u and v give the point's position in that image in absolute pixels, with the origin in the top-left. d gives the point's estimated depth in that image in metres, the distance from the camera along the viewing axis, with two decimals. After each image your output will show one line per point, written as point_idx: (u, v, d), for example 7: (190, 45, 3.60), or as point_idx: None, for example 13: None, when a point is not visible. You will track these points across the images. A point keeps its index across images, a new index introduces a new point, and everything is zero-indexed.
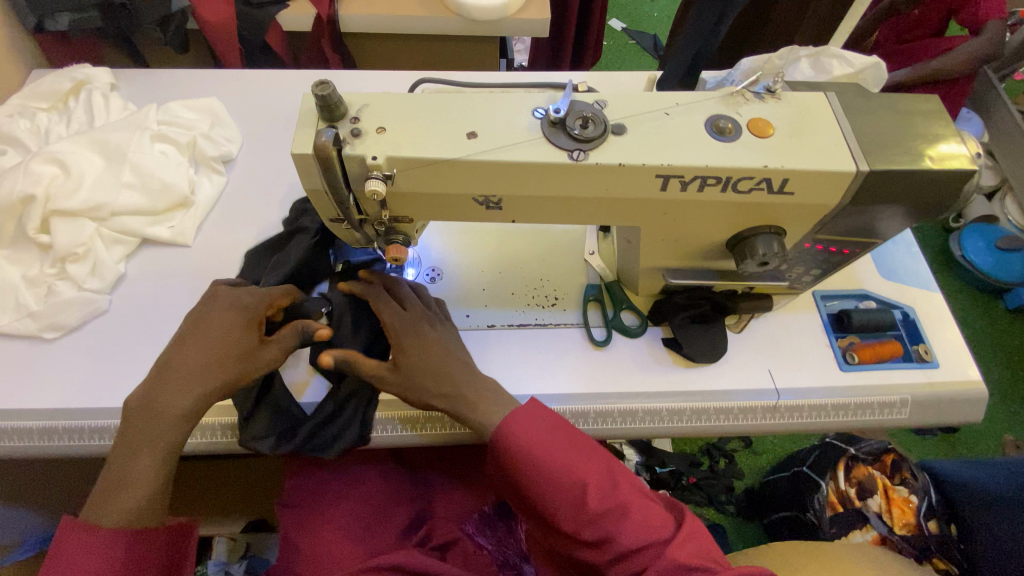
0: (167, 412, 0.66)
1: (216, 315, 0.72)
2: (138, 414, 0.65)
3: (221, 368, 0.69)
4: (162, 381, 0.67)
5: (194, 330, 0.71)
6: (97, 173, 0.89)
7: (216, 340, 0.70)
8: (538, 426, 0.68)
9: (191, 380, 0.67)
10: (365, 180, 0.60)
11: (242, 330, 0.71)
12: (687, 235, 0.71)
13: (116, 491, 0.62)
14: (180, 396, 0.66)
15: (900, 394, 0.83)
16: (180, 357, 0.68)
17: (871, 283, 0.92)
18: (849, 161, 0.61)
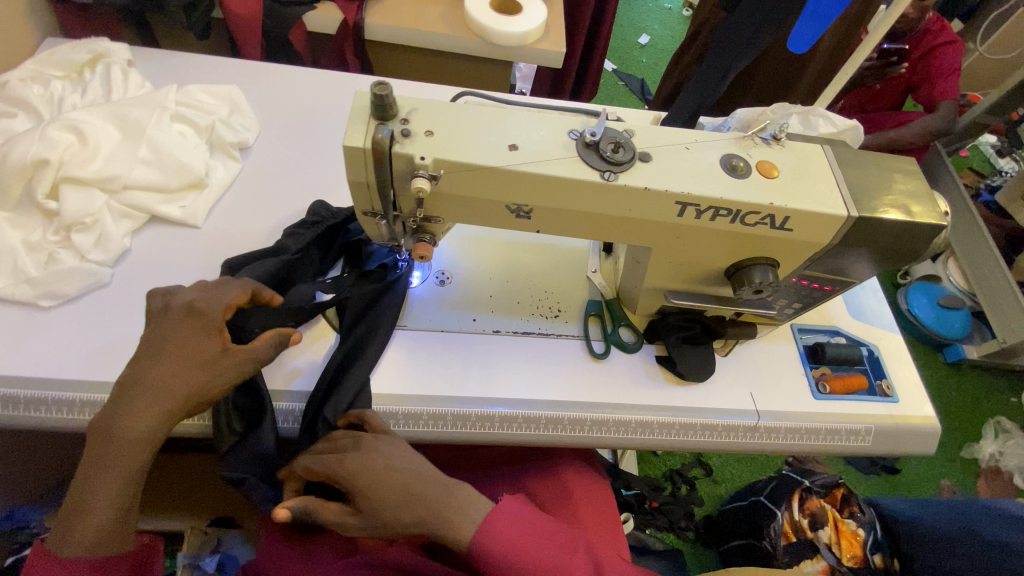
0: (126, 441, 0.60)
1: (176, 331, 0.62)
2: (96, 439, 0.60)
3: (178, 390, 0.61)
4: (119, 401, 0.60)
5: (146, 344, 0.62)
6: (113, 146, 0.88)
7: (170, 359, 0.61)
8: (516, 529, 0.69)
9: (148, 406, 0.60)
10: (410, 178, 0.63)
11: (200, 345, 0.63)
12: (692, 259, 0.78)
13: (75, 517, 0.59)
14: (134, 426, 0.60)
15: (864, 423, 0.91)
16: (133, 378, 0.61)
17: (841, 321, 1.01)
18: (841, 207, 0.69)
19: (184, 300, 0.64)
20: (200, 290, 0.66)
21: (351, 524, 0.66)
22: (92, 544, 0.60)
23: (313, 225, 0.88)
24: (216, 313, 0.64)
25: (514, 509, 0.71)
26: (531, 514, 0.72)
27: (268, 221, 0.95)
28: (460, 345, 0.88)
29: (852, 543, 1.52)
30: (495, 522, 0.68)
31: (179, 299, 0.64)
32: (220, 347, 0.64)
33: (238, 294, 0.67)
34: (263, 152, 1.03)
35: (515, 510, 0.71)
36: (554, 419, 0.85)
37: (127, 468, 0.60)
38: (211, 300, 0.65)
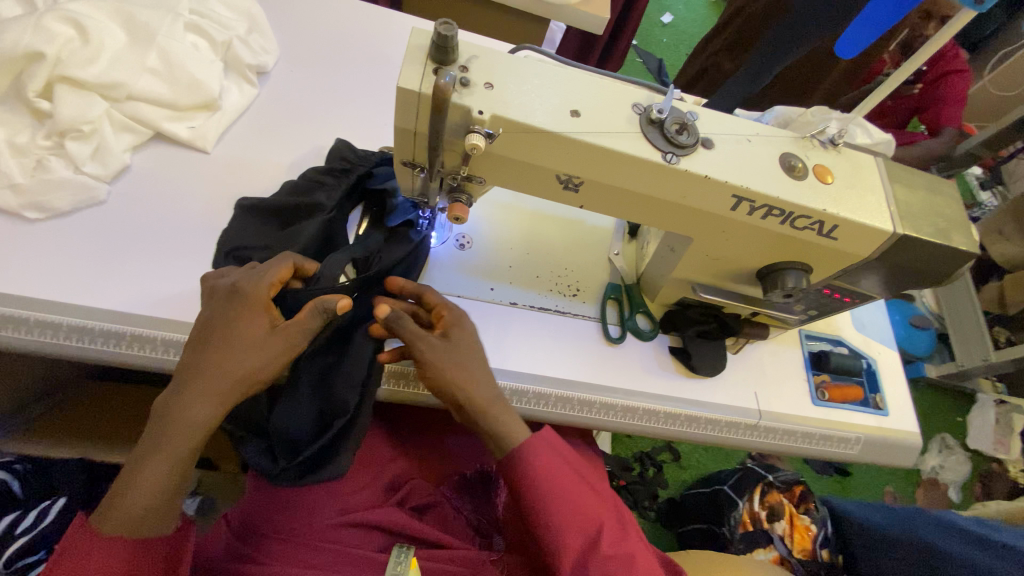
0: (181, 424, 0.58)
1: (230, 313, 0.61)
2: (153, 419, 0.59)
3: (231, 371, 0.59)
4: (178, 384, 0.59)
5: (202, 326, 0.61)
6: (119, 49, 0.79)
7: (224, 340, 0.60)
8: (556, 458, 0.72)
9: (202, 386, 0.58)
10: (464, 131, 0.59)
11: (249, 324, 0.60)
12: (729, 255, 0.76)
13: (119, 497, 0.56)
14: (189, 406, 0.58)
15: (856, 433, 0.93)
16: (190, 361, 0.60)
17: (845, 332, 1.03)
18: (889, 222, 0.68)
19: (232, 282, 0.63)
20: (244, 272, 0.64)
21: (429, 342, 0.70)
22: (132, 525, 0.57)
23: (342, 171, 0.83)
24: (260, 293, 0.62)
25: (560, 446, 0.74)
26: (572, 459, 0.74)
27: (283, 156, 0.88)
28: (475, 313, 0.85)
29: (803, 537, 1.59)
30: (543, 452, 0.71)
31: (226, 283, 0.63)
32: (266, 326, 0.61)
33: (281, 274, 0.64)
34: (281, 80, 0.95)
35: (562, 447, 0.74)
36: (564, 399, 0.84)
37: (181, 448, 0.58)
38: (257, 279, 0.63)
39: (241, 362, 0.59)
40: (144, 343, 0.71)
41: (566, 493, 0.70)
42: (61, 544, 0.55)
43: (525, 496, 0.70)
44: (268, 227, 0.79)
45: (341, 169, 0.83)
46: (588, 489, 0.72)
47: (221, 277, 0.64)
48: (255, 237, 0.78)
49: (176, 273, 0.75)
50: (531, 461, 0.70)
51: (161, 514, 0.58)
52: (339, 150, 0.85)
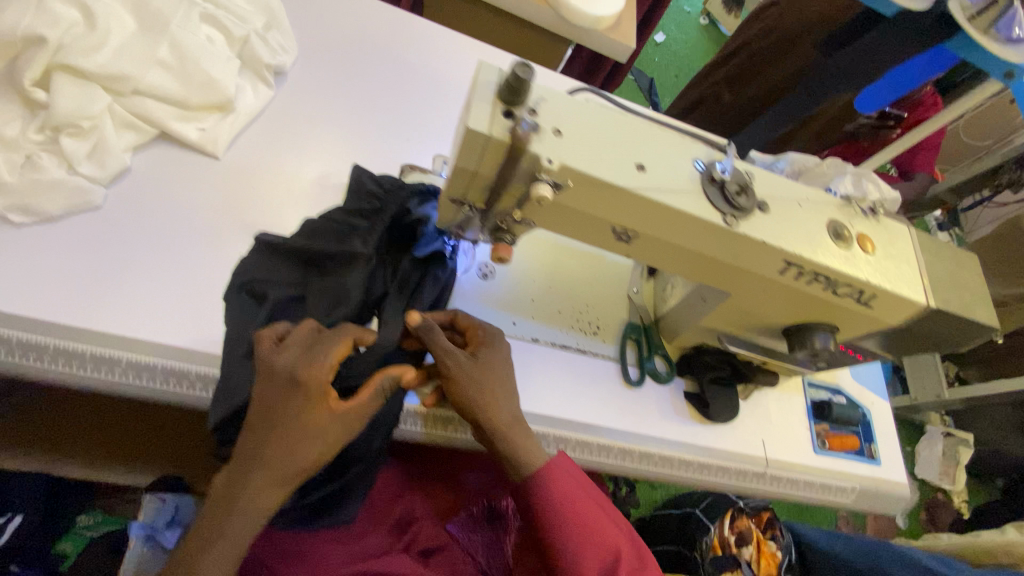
0: (246, 512, 0.57)
1: (288, 399, 0.59)
2: (215, 505, 0.57)
3: (296, 461, 0.58)
4: (238, 471, 0.57)
5: (261, 413, 0.59)
6: (127, 38, 0.72)
7: (287, 429, 0.58)
8: (569, 479, 0.71)
9: (267, 475, 0.57)
10: (529, 178, 0.56)
11: (312, 413, 0.59)
12: (761, 312, 0.76)
13: None
14: (254, 498, 0.57)
15: (852, 482, 0.96)
16: (249, 447, 0.58)
17: (843, 380, 1.06)
18: (922, 295, 0.70)
19: (288, 366, 0.59)
20: (298, 353, 0.60)
21: (460, 357, 0.70)
22: None
23: (373, 211, 0.76)
24: (320, 381, 0.59)
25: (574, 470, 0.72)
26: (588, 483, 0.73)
27: (301, 168, 0.82)
28: None
29: (770, 563, 1.61)
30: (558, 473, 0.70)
31: (281, 367, 0.59)
32: (328, 411, 0.60)
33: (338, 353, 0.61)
34: (299, 82, 0.88)
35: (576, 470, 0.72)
36: (584, 443, 0.84)
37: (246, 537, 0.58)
38: (314, 364, 0.59)
39: (306, 453, 0.59)
40: (140, 371, 0.65)
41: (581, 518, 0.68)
42: None
43: (540, 522, 0.69)
44: (298, 271, 0.73)
45: (372, 208, 0.76)
46: (603, 514, 0.71)
47: (273, 358, 0.60)
48: (284, 286, 0.71)
49: (179, 294, 0.68)
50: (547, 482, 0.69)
51: None
52: (366, 183, 0.78)
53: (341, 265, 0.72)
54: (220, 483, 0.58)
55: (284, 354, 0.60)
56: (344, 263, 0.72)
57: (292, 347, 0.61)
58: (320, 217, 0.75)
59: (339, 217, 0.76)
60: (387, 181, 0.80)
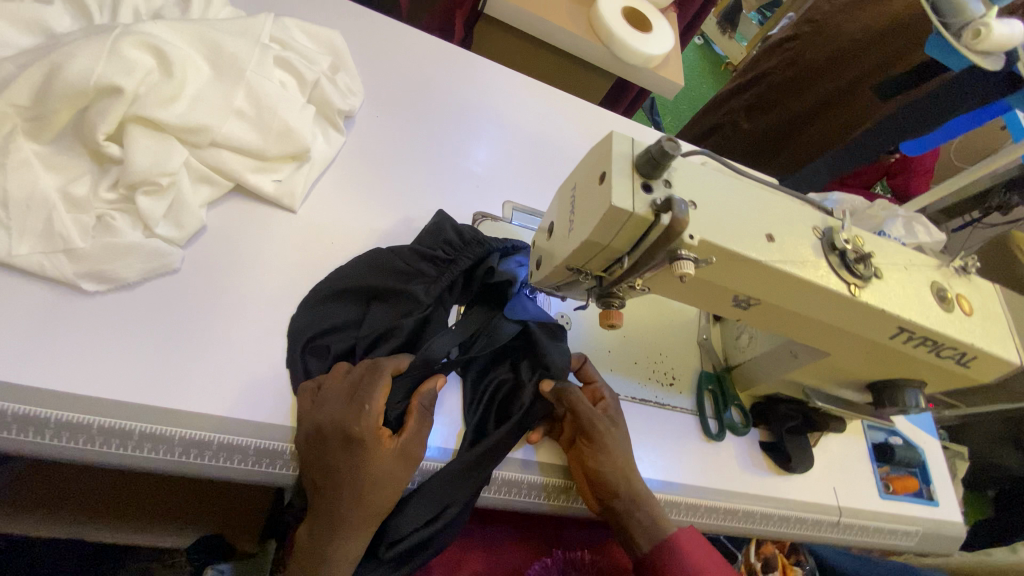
0: (334, 564, 0.57)
1: (344, 452, 0.56)
2: (300, 558, 0.58)
3: (368, 509, 0.57)
4: (316, 527, 0.57)
5: (318, 468, 0.57)
6: (203, 85, 0.67)
7: (352, 483, 0.56)
8: (699, 549, 0.71)
9: (345, 528, 0.56)
10: (664, 252, 0.54)
11: (372, 460, 0.57)
12: (854, 369, 0.76)
13: None
14: (339, 547, 0.57)
15: (916, 526, 0.97)
16: (321, 501, 0.57)
17: (898, 421, 1.07)
18: (1017, 356, 0.70)
19: (338, 425, 0.56)
20: (341, 404, 0.58)
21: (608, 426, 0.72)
22: None
23: (445, 261, 0.73)
24: (369, 432, 0.57)
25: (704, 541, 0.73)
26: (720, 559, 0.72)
27: (377, 219, 0.78)
28: None
29: None
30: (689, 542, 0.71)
31: (326, 421, 0.57)
32: (384, 460, 0.57)
33: (380, 398, 0.58)
34: (368, 125, 0.84)
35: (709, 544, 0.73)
36: (673, 502, 0.80)
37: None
38: (364, 415, 0.57)
39: (375, 502, 0.57)
40: (233, 453, 0.59)
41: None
42: None
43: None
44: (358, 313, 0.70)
45: (445, 257, 0.73)
46: None
47: (316, 412, 0.58)
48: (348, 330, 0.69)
49: (271, 365, 0.63)
50: (679, 549, 0.70)
51: None
52: (446, 230, 0.75)
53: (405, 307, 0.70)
54: (304, 534, 0.58)
55: (324, 408, 0.58)
56: (406, 303, 0.70)
57: (331, 397, 0.59)
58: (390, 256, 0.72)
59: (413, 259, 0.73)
60: (466, 231, 0.76)
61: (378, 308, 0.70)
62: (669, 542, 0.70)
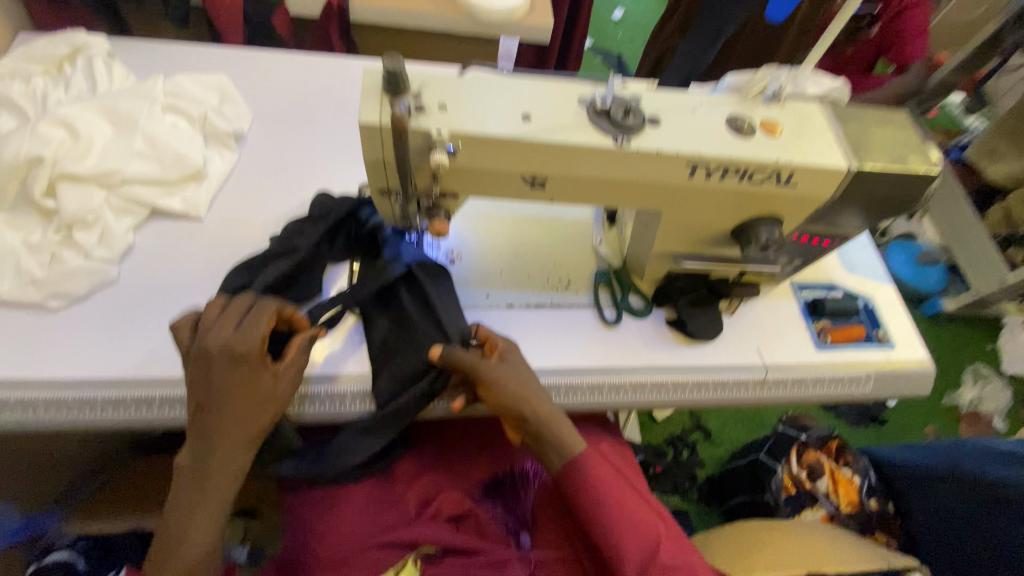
0: (220, 474, 0.70)
1: (225, 372, 0.69)
2: (189, 476, 0.70)
3: (250, 422, 0.70)
4: (199, 442, 0.70)
5: (209, 388, 0.69)
6: (107, 141, 0.87)
7: (234, 396, 0.69)
8: (604, 470, 0.81)
9: (228, 440, 0.70)
10: (427, 152, 0.63)
11: (254, 378, 0.70)
12: (702, 220, 0.79)
13: (177, 545, 0.68)
14: (224, 460, 0.70)
15: (865, 369, 0.95)
16: (208, 420, 0.69)
17: (837, 275, 1.06)
18: (842, 160, 0.71)
19: (223, 346, 0.69)
20: (226, 332, 0.70)
21: (496, 367, 0.78)
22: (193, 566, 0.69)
23: (320, 220, 0.88)
24: (254, 352, 0.69)
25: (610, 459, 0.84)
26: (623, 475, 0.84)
27: (274, 209, 0.94)
28: (476, 322, 0.88)
29: (849, 491, 1.51)
30: (598, 464, 0.81)
31: (214, 348, 0.69)
32: (267, 376, 0.71)
33: (263, 324, 0.71)
34: (258, 140, 1.01)
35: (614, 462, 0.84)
36: (574, 386, 0.87)
37: (224, 493, 0.71)
38: (248, 338, 0.69)
39: (255, 416, 0.71)
40: (173, 403, 0.77)
41: (623, 508, 0.79)
42: None
43: (580, 505, 0.80)
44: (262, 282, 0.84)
45: (319, 218, 0.89)
46: (636, 499, 0.81)
47: (206, 340, 0.69)
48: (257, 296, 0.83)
49: None
50: (589, 472, 0.80)
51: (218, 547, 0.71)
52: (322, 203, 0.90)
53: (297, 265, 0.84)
54: (186, 458, 0.70)
55: (213, 335, 0.69)
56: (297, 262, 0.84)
57: (218, 327, 0.70)
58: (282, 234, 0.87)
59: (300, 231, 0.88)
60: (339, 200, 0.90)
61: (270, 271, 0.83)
62: (576, 460, 0.79)
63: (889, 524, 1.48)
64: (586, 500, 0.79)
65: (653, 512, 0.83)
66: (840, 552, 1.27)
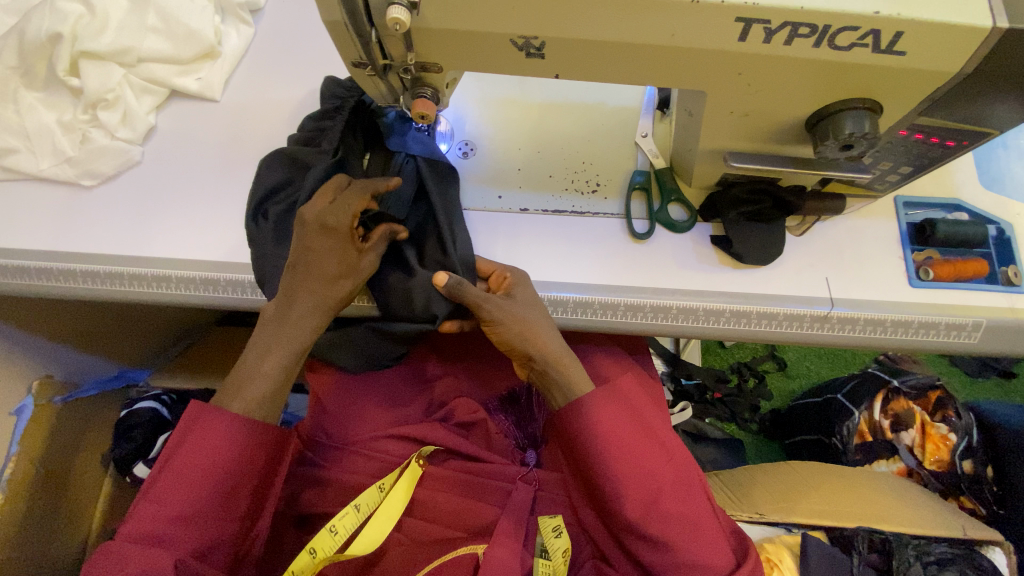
0: (297, 325, 0.68)
1: (321, 240, 0.68)
2: (268, 322, 0.69)
3: (333, 283, 0.69)
4: (285, 292, 0.68)
5: (296, 250, 0.69)
6: (123, 15, 0.85)
7: (323, 260, 0.68)
8: (612, 413, 0.70)
9: (308, 296, 0.68)
10: (386, 10, 0.53)
11: (344, 253, 0.69)
12: (761, 108, 0.61)
13: (246, 380, 0.67)
14: (301, 317, 0.68)
15: (972, 317, 0.73)
16: (299, 277, 0.68)
17: (967, 193, 0.81)
18: (978, 16, 0.50)
19: (319, 218, 0.68)
20: (324, 203, 0.69)
21: (496, 300, 0.69)
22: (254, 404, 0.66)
23: (336, 109, 0.82)
24: (344, 223, 0.68)
25: (625, 392, 0.72)
26: (640, 407, 0.72)
27: (287, 92, 0.90)
28: (485, 225, 0.80)
29: (939, 449, 1.29)
30: (600, 401, 0.69)
31: (311, 216, 0.68)
32: (351, 251, 0.70)
33: (360, 202, 0.69)
34: (275, 15, 0.95)
35: (631, 393, 0.72)
36: (584, 304, 0.75)
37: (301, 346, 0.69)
38: (341, 212, 0.68)
39: (333, 279, 0.69)
40: (188, 283, 0.78)
41: (630, 454, 0.68)
42: (187, 420, 0.64)
43: (580, 448, 0.70)
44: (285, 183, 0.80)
45: (335, 107, 0.82)
46: (650, 444, 0.70)
47: (304, 210, 0.69)
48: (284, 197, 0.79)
49: (205, 220, 0.81)
50: (588, 406, 0.69)
51: (274, 398, 0.68)
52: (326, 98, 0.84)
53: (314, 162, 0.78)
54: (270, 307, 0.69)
55: (313, 206, 0.69)
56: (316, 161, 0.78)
57: (316, 198, 0.70)
58: (298, 137, 0.83)
59: (312, 128, 0.83)
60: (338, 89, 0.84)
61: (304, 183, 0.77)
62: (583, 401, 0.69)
63: (980, 490, 1.27)
64: (585, 435, 0.69)
65: (670, 449, 0.72)
66: (902, 510, 1.12)
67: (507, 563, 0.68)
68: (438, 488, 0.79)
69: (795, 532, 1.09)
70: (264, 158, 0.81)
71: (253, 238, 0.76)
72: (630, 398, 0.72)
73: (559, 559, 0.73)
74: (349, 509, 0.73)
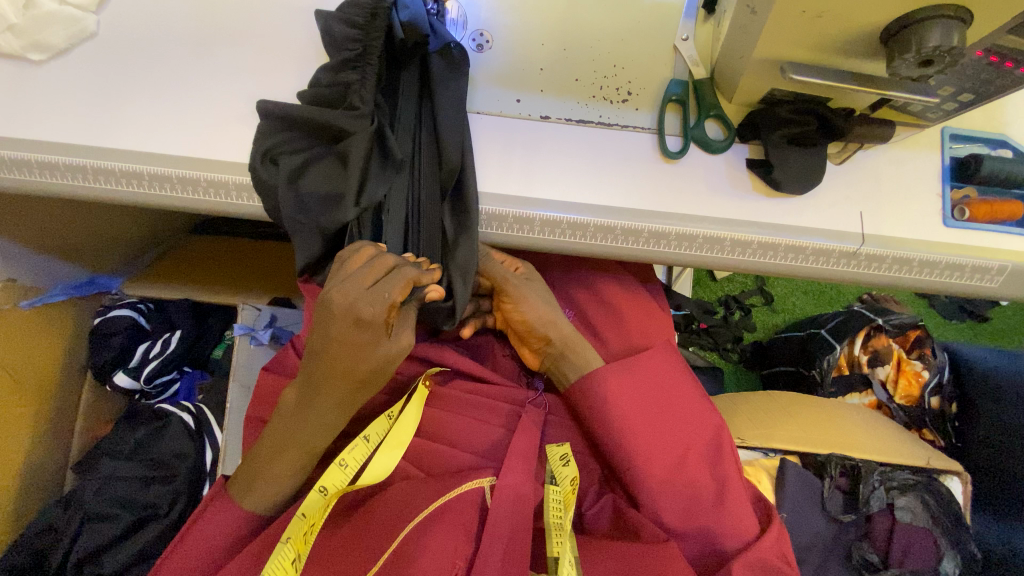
0: (316, 421, 0.64)
1: (339, 333, 0.58)
2: (289, 415, 0.65)
3: (354, 376, 0.61)
4: (306, 389, 0.63)
5: (325, 339, 0.59)
6: None
7: (341, 355, 0.59)
8: (630, 387, 0.73)
9: (325, 395, 0.62)
10: None
11: (362, 347, 0.59)
12: (840, 8, 0.53)
13: (253, 481, 0.66)
14: (323, 412, 0.64)
15: (999, 261, 0.71)
16: (318, 373, 0.61)
17: (1015, 128, 0.76)
18: None
19: (350, 308, 0.57)
20: (361, 286, 0.58)
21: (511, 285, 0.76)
22: (265, 505, 0.66)
23: (357, 58, 0.67)
24: (382, 317, 0.58)
25: (642, 365, 0.75)
26: (660, 379, 0.75)
27: None
28: (503, 132, 0.72)
29: (911, 384, 1.33)
30: (615, 377, 0.74)
31: (345, 302, 0.57)
32: (387, 341, 0.60)
33: (400, 290, 0.58)
34: None
35: (650, 369, 0.75)
36: (605, 228, 0.69)
37: (311, 448, 0.66)
38: (378, 301, 0.57)
39: (365, 375, 0.61)
40: (162, 182, 0.69)
41: (650, 424, 0.72)
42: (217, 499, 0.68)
43: (601, 420, 0.73)
44: (292, 94, 0.72)
45: (354, 54, 0.67)
46: (670, 414, 0.73)
47: (332, 291, 0.58)
48: (296, 144, 0.68)
49: (180, 110, 0.70)
50: (605, 385, 0.73)
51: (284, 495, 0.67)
52: (334, 29, 0.68)
53: (351, 132, 0.65)
54: (291, 399, 0.65)
55: (346, 287, 0.58)
56: (350, 125, 0.65)
57: (352, 277, 0.59)
58: (312, 89, 0.68)
59: (329, 83, 0.68)
60: (352, 14, 0.68)
61: (341, 145, 0.66)
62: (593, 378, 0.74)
63: (942, 424, 1.32)
64: (603, 412, 0.73)
65: (690, 417, 0.74)
66: (875, 440, 1.18)
67: (521, 487, 0.65)
68: (447, 409, 0.76)
69: (773, 456, 1.14)
70: (263, 104, 0.67)
71: (261, 183, 0.66)
72: (647, 374, 0.75)
73: (569, 486, 0.69)
74: (359, 440, 0.69)
